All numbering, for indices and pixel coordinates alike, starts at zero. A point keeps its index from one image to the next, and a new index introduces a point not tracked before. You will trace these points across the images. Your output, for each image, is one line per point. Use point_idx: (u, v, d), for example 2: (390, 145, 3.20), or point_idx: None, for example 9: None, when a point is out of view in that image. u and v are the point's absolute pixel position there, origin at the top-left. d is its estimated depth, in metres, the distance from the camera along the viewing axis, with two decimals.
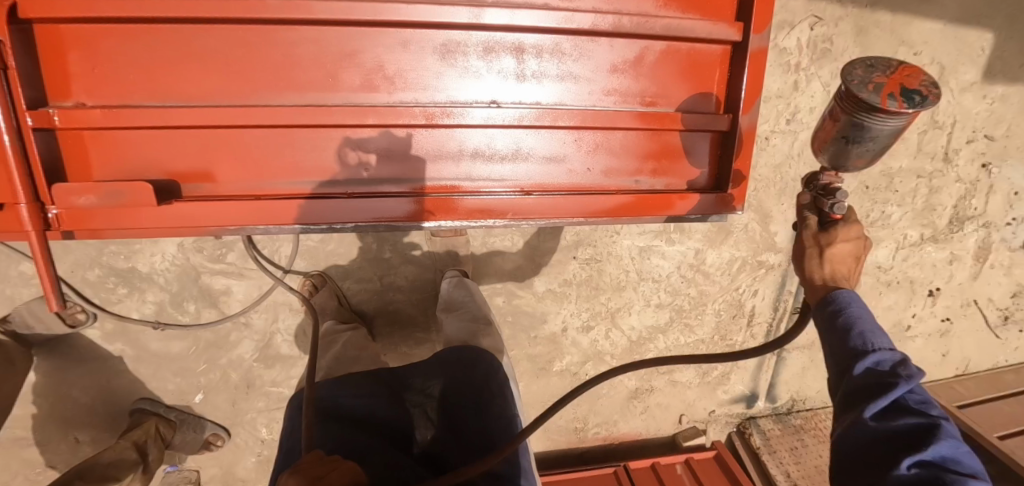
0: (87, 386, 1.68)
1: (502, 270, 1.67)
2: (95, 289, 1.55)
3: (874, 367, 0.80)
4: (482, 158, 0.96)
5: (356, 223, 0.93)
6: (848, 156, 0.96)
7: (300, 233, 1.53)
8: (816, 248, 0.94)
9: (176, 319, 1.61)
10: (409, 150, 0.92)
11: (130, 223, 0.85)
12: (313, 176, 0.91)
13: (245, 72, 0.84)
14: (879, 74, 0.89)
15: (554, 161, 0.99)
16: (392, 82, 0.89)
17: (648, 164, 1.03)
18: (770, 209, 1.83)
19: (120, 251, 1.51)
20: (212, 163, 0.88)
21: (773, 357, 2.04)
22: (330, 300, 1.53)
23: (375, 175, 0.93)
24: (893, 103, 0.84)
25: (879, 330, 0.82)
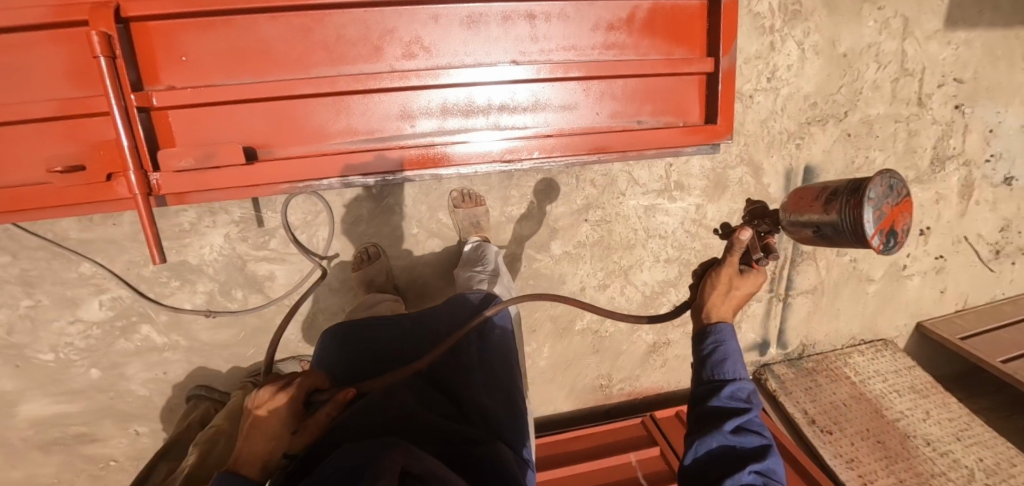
0: (145, 378, 1.84)
1: (521, 236, 1.81)
2: (152, 284, 1.72)
3: (735, 393, 1.01)
4: (494, 110, 1.26)
5: (402, 171, 1.24)
6: (807, 239, 1.11)
7: (335, 217, 1.68)
8: (725, 289, 1.07)
9: (225, 307, 1.76)
10: (445, 105, 1.23)
11: (213, 181, 1.14)
12: (366, 133, 1.22)
13: (315, 55, 1.14)
14: (889, 201, 1.03)
15: (564, 110, 1.30)
16: (427, 51, 1.19)
17: (645, 107, 1.34)
18: (761, 162, 1.99)
19: (171, 246, 1.68)
20: (284, 127, 1.18)
21: (779, 304, 2.21)
22: (379, 273, 1.66)
23: (421, 129, 1.24)
24: (882, 237, 1.03)
25: (743, 364, 1.04)
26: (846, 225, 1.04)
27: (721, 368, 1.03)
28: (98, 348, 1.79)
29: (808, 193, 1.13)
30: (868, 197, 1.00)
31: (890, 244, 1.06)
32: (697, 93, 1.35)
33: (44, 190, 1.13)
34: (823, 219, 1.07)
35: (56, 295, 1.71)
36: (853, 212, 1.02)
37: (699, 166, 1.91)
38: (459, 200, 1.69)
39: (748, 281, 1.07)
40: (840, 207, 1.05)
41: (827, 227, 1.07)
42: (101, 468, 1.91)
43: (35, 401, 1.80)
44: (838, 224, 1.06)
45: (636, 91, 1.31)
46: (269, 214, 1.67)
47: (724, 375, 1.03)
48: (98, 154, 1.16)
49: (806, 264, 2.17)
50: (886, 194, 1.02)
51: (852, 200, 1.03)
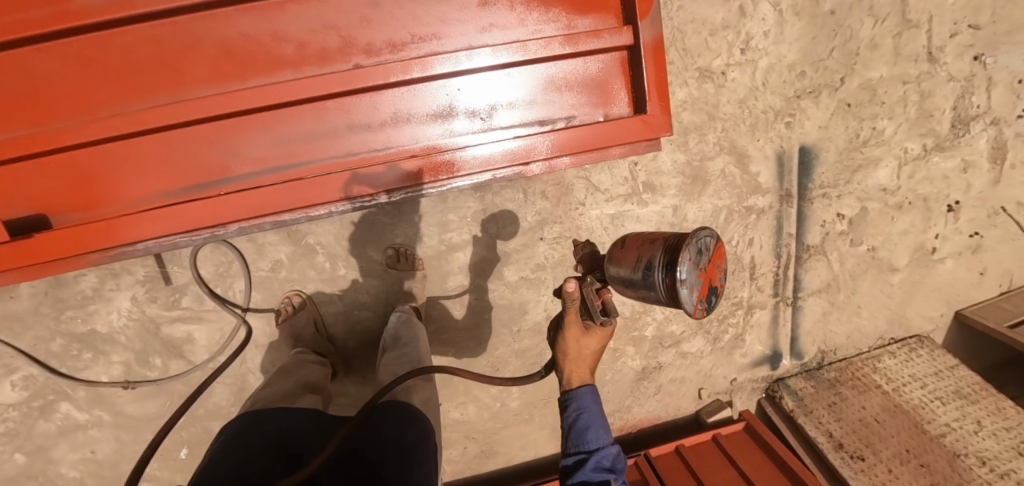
0: (73, 459, 1.63)
1: (467, 265, 1.56)
2: (61, 359, 1.54)
3: (599, 462, 0.95)
4: (349, 130, 1.15)
5: (245, 219, 1.16)
6: (647, 299, 1.17)
7: (250, 266, 1.48)
8: (574, 352, 1.08)
9: (145, 376, 1.56)
10: (284, 131, 1.13)
11: (18, 257, 1.09)
12: (214, 174, 1.14)
13: (117, 89, 1.06)
14: (700, 265, 1.08)
15: (439, 120, 1.18)
16: (241, 65, 1.08)
17: (539, 104, 1.20)
18: (746, 148, 1.70)
19: (77, 315, 1.50)
20: (93, 185, 1.11)
21: (789, 308, 1.91)
22: (305, 327, 1.45)
23: (255, 166, 1.15)
24: (701, 300, 1.09)
25: (602, 428, 0.99)
26: (665, 298, 1.10)
27: (583, 437, 0.98)
28: (19, 432, 1.59)
29: (634, 251, 1.20)
30: (680, 279, 1.04)
31: (714, 296, 1.13)
32: (621, 75, 1.21)
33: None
34: (645, 291, 1.14)
35: None
36: (669, 291, 1.07)
37: (670, 161, 1.64)
38: (394, 261, 1.49)
39: (594, 337, 1.07)
40: (658, 283, 1.10)
41: (650, 297, 1.14)
42: None
43: None
44: (654, 293, 1.12)
45: (536, 85, 1.19)
46: (177, 269, 1.48)
47: (587, 444, 0.97)
48: None
49: (814, 259, 1.87)
50: (705, 253, 1.08)
51: (667, 278, 1.07)
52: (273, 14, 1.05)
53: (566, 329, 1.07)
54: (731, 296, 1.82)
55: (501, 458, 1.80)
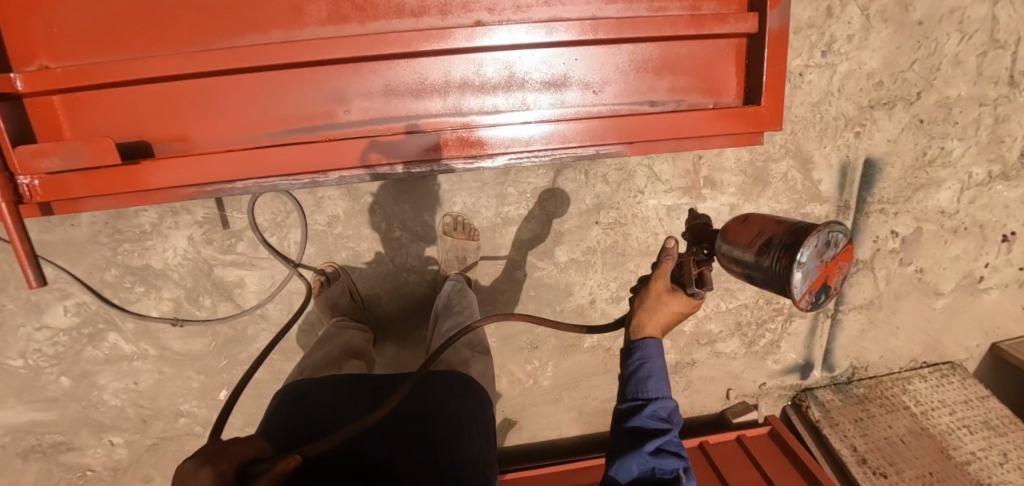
0: (116, 388, 1.68)
1: (520, 240, 1.56)
2: (114, 289, 1.56)
3: (656, 412, 0.97)
4: (393, 94, 1.10)
5: (339, 170, 1.11)
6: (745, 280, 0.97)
7: (307, 218, 1.49)
8: (653, 306, 1.03)
9: (193, 315, 1.58)
10: (393, 83, 1.09)
11: (94, 185, 1.03)
12: (306, 121, 1.10)
13: (227, 22, 1.02)
14: (825, 256, 0.88)
15: (551, 89, 1.14)
16: (360, 11, 1.04)
17: (655, 84, 1.16)
18: (811, 153, 1.67)
19: (133, 248, 1.52)
20: (186, 120, 1.07)
21: (827, 320, 1.90)
22: (341, 297, 1.47)
23: (357, 117, 1.11)
24: (808, 295, 0.90)
25: (665, 379, 0.99)
26: (771, 283, 0.91)
27: (643, 385, 0.99)
28: (67, 355, 1.64)
29: (752, 222, 0.99)
30: (800, 261, 0.85)
31: (822, 299, 0.93)
32: (735, 65, 1.18)
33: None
34: (752, 270, 0.93)
35: (21, 300, 1.58)
36: (782, 273, 0.88)
37: (734, 158, 1.61)
38: (451, 229, 1.49)
39: (678, 300, 1.01)
40: (769, 262, 0.90)
41: (754, 278, 0.94)
42: (79, 478, 1.79)
43: (12, 408, 1.70)
44: (757, 273, 0.93)
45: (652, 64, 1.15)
46: (236, 213, 1.49)
47: (646, 393, 0.98)
48: None
49: (860, 275, 1.85)
50: (833, 247, 0.88)
51: (783, 257, 0.88)
52: None
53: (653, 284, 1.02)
54: (773, 302, 1.81)
55: (525, 433, 1.83)
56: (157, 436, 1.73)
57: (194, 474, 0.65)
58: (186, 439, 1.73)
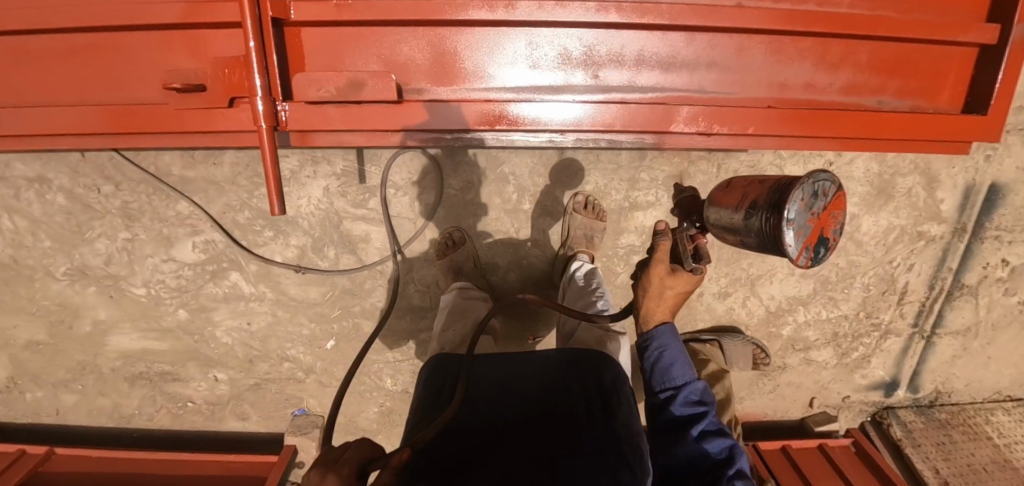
0: (230, 326, 1.74)
1: (644, 226, 1.59)
2: (243, 231, 1.61)
3: (688, 396, 1.11)
4: (651, 64, 1.11)
5: (581, 133, 1.15)
6: (738, 245, 0.98)
7: (443, 182, 1.53)
8: (658, 291, 1.15)
9: (315, 264, 1.63)
10: (649, 52, 1.10)
11: (353, 121, 1.09)
12: (536, 83, 1.13)
13: None
14: (815, 208, 0.88)
15: (799, 75, 1.14)
16: None
17: (889, 86, 1.17)
18: (939, 172, 1.65)
19: (269, 194, 1.56)
20: (439, 67, 1.10)
21: (921, 342, 1.89)
22: (465, 261, 1.53)
23: (608, 83, 1.13)
24: (807, 250, 0.89)
25: (687, 364, 1.14)
26: (765, 245, 0.92)
27: (670, 374, 1.13)
28: (188, 289, 1.70)
29: (741, 186, 1.00)
30: (787, 218, 0.85)
31: (823, 251, 0.92)
32: (959, 77, 1.20)
33: (161, 110, 1.07)
34: (744, 235, 0.95)
35: (153, 232, 1.64)
36: (772, 234, 0.89)
37: (863, 169, 1.61)
38: (582, 208, 1.51)
39: (679, 279, 1.12)
40: (760, 223, 0.91)
41: (749, 243, 0.95)
42: (179, 408, 1.86)
43: (128, 334, 1.78)
44: (750, 236, 0.94)
45: (818, 58, 1.12)
46: (373, 170, 1.53)
47: (674, 380, 1.13)
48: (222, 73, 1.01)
49: (963, 300, 1.83)
50: (822, 198, 0.88)
51: (772, 218, 0.88)
52: None
53: (654, 267, 1.12)
54: (872, 317, 1.81)
55: None
56: (261, 376, 1.80)
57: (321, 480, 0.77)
58: (287, 383, 1.80)
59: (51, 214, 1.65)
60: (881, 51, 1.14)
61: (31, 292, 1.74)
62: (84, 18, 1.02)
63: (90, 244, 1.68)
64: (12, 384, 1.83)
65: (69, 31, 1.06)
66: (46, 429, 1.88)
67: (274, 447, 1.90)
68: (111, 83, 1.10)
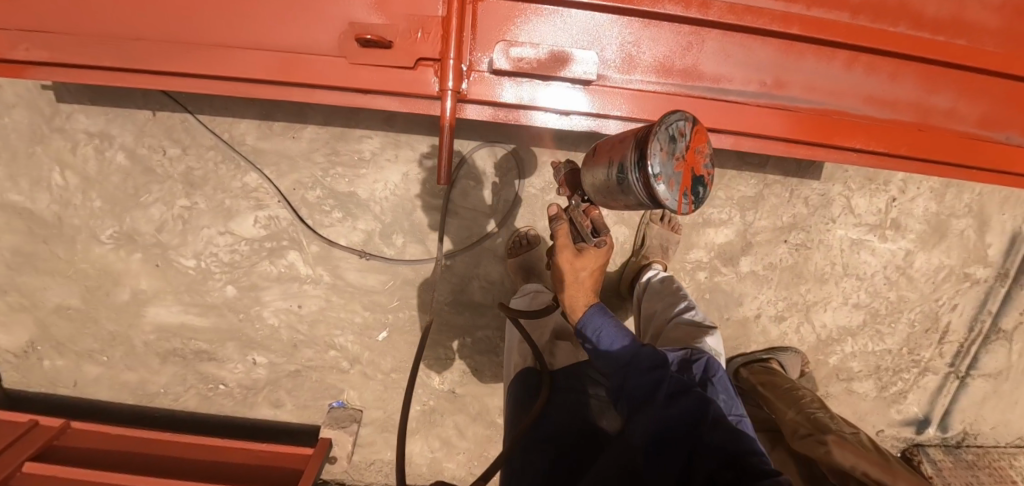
0: (278, 307, 1.65)
1: (712, 243, 1.64)
2: (311, 210, 1.56)
3: (640, 367, 0.97)
4: (832, 79, 0.98)
5: (741, 138, 1.00)
6: (625, 207, 0.86)
7: (523, 181, 1.55)
8: (572, 276, 1.09)
9: (381, 251, 1.60)
10: (834, 66, 0.97)
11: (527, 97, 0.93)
12: (708, 82, 0.96)
13: None
14: (678, 147, 0.74)
15: (967, 107, 1.03)
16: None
17: None
18: (989, 217, 1.73)
19: (345, 174, 1.54)
20: (615, 55, 0.93)
21: (955, 381, 1.93)
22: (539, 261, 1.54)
23: (784, 92, 0.98)
24: (686, 197, 0.75)
25: (622, 336, 1.04)
26: (642, 203, 0.78)
27: (611, 351, 1.03)
28: (241, 265, 1.60)
29: (613, 139, 0.85)
30: (652, 173, 0.72)
31: (704, 191, 0.77)
32: None
33: (337, 65, 0.91)
34: (625, 199, 0.82)
35: (214, 201, 1.55)
36: (646, 192, 0.75)
37: (923, 207, 1.67)
38: (658, 218, 1.54)
39: (587, 259, 1.08)
40: (631, 181, 0.76)
41: (631, 204, 0.82)
42: (208, 390, 1.73)
43: (166, 307, 1.65)
44: (633, 201, 0.80)
45: (962, 86, 1.02)
46: (455, 159, 1.52)
47: (619, 354, 1.01)
48: (413, 34, 0.89)
49: (998, 344, 1.89)
50: (681, 139, 0.74)
51: (639, 175, 0.74)
52: None
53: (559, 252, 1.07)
54: (914, 353, 1.85)
55: None
56: (302, 363, 1.71)
57: None
58: (329, 372, 1.72)
59: (106, 173, 1.53)
60: None
61: (70, 253, 1.59)
62: None
63: (144, 209, 1.56)
64: (31, 349, 1.68)
65: None
66: (62, 402, 1.73)
67: (305, 438, 1.80)
68: (267, 27, 0.92)
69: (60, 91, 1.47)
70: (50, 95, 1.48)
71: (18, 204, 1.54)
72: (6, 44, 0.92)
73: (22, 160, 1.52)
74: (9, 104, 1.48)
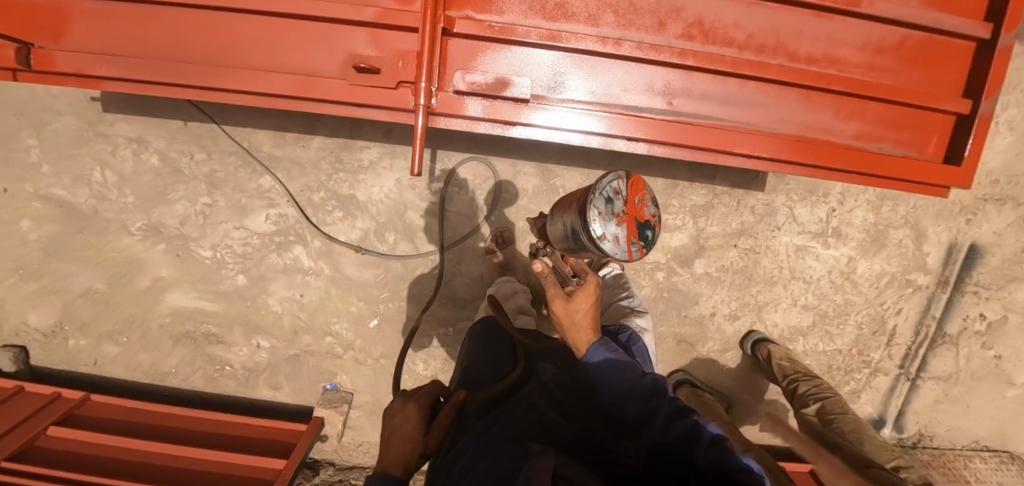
0: (283, 296, 1.86)
1: (669, 247, 1.83)
2: (315, 210, 1.80)
3: (638, 393, 1.00)
4: (726, 100, 1.12)
5: (648, 147, 1.14)
6: (588, 255, 1.09)
7: (500, 187, 1.77)
8: (567, 319, 1.14)
9: (374, 247, 1.81)
10: (726, 89, 1.11)
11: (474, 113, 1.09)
12: (613, 101, 1.11)
13: (601, 7, 1.07)
14: (617, 207, 0.96)
15: (850, 123, 1.15)
16: (706, 35, 1.08)
17: (923, 143, 1.17)
18: (926, 229, 1.90)
19: (346, 178, 1.77)
20: (536, 81, 1.10)
21: (906, 384, 2.06)
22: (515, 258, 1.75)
23: (681, 108, 1.12)
24: (635, 244, 0.96)
25: (627, 364, 1.06)
26: (599, 254, 1.01)
27: (609, 380, 1.03)
28: (252, 257, 1.83)
29: (572, 201, 1.09)
30: (597, 234, 0.94)
31: (651, 232, 0.99)
32: (980, 132, 1.11)
33: (333, 85, 1.07)
34: (586, 251, 1.05)
35: (231, 200, 1.79)
36: (597, 247, 0.97)
37: (861, 218, 1.86)
38: None
39: (581, 300, 1.14)
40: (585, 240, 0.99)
41: (592, 254, 1.06)
42: (215, 371, 1.93)
43: (184, 293, 1.87)
44: (590, 251, 1.03)
45: (841, 106, 1.14)
46: (442, 168, 1.76)
47: (617, 383, 1.02)
48: (398, 63, 1.06)
49: (945, 348, 2.02)
50: (617, 198, 0.96)
51: (588, 236, 0.97)
52: (751, 4, 1.07)
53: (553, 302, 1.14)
54: (863, 355, 2.00)
55: None
56: (301, 348, 1.91)
57: (406, 405, 1.06)
58: (325, 357, 1.91)
59: (140, 173, 1.78)
60: (911, 115, 1.16)
61: (103, 243, 1.83)
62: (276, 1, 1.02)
63: (171, 205, 1.80)
64: (58, 330, 1.90)
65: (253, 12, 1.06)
66: (85, 378, 1.94)
67: (301, 419, 1.99)
68: (277, 54, 1.08)
69: (107, 103, 1.73)
70: (98, 106, 1.74)
71: (60, 198, 1.79)
72: (90, 65, 1.05)
73: (69, 161, 1.77)
74: (62, 113, 1.74)
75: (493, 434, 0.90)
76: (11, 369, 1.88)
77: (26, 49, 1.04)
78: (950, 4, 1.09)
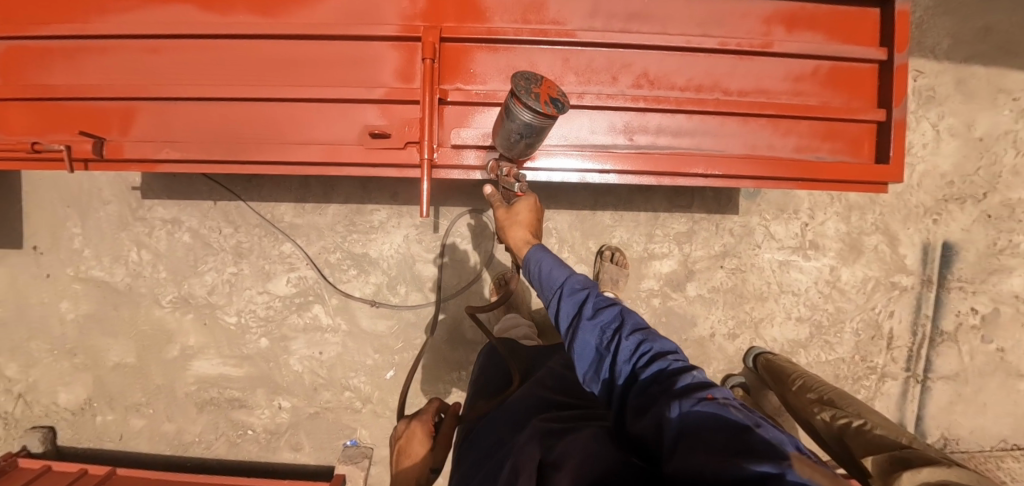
0: (303, 354, 1.97)
1: (660, 272, 1.97)
2: (332, 270, 1.96)
3: (572, 287, 1.09)
4: (678, 132, 1.32)
5: (619, 176, 1.31)
6: (517, 145, 1.11)
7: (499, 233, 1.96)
8: (510, 220, 1.24)
9: (388, 300, 1.96)
10: (677, 123, 1.32)
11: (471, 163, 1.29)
12: (582, 142, 1.32)
13: (564, 71, 1.31)
14: (536, 80, 1.01)
15: (788, 140, 1.34)
16: (653, 83, 1.32)
17: (854, 148, 1.35)
18: (897, 232, 2.03)
19: (359, 238, 1.96)
20: None
21: (917, 387, 2.08)
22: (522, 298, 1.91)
23: (641, 142, 1.32)
24: (550, 107, 0.99)
25: (562, 266, 1.14)
26: (520, 124, 1.03)
27: (551, 276, 1.13)
28: (274, 318, 1.97)
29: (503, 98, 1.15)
30: (516, 90, 0.98)
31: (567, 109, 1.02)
32: (897, 134, 1.30)
33: (349, 151, 1.28)
34: (510, 131, 1.07)
35: (256, 267, 1.96)
36: (519, 110, 1.00)
37: (834, 228, 2.00)
38: (609, 259, 1.90)
39: (523, 204, 1.24)
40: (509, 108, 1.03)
41: (516, 135, 1.07)
42: (237, 436, 1.99)
43: (210, 360, 1.98)
44: (513, 126, 1.05)
45: (776, 126, 1.34)
46: (445, 221, 1.94)
47: (556, 280, 1.12)
48: (404, 129, 1.27)
49: (946, 346, 2.06)
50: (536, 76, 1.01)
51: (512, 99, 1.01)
52: (683, 56, 1.31)
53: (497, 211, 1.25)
54: (867, 360, 2.05)
55: None
56: (321, 405, 1.98)
57: (412, 423, 1.21)
58: (344, 412, 1.98)
59: (173, 250, 1.97)
60: (838, 126, 1.35)
61: (136, 318, 1.98)
62: (302, 92, 1.27)
63: (200, 276, 1.97)
64: (87, 406, 1.99)
65: (281, 101, 1.30)
66: (112, 452, 2.00)
67: (322, 479, 2.01)
68: (301, 133, 1.31)
69: (145, 191, 1.97)
70: (137, 195, 1.97)
71: (99, 279, 1.98)
72: (152, 151, 1.28)
73: (109, 244, 1.97)
74: (105, 202, 1.96)
75: (502, 430, 1.07)
76: (40, 450, 1.94)
77: (100, 143, 1.28)
78: (849, 38, 1.33)
